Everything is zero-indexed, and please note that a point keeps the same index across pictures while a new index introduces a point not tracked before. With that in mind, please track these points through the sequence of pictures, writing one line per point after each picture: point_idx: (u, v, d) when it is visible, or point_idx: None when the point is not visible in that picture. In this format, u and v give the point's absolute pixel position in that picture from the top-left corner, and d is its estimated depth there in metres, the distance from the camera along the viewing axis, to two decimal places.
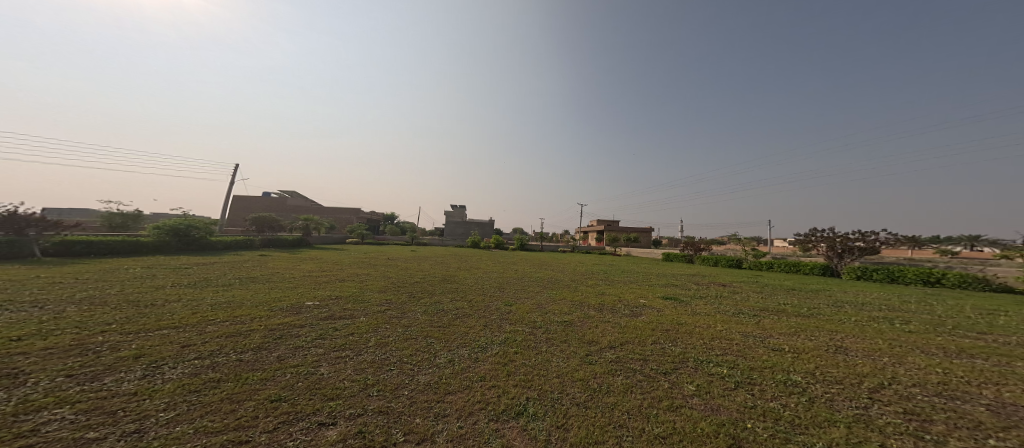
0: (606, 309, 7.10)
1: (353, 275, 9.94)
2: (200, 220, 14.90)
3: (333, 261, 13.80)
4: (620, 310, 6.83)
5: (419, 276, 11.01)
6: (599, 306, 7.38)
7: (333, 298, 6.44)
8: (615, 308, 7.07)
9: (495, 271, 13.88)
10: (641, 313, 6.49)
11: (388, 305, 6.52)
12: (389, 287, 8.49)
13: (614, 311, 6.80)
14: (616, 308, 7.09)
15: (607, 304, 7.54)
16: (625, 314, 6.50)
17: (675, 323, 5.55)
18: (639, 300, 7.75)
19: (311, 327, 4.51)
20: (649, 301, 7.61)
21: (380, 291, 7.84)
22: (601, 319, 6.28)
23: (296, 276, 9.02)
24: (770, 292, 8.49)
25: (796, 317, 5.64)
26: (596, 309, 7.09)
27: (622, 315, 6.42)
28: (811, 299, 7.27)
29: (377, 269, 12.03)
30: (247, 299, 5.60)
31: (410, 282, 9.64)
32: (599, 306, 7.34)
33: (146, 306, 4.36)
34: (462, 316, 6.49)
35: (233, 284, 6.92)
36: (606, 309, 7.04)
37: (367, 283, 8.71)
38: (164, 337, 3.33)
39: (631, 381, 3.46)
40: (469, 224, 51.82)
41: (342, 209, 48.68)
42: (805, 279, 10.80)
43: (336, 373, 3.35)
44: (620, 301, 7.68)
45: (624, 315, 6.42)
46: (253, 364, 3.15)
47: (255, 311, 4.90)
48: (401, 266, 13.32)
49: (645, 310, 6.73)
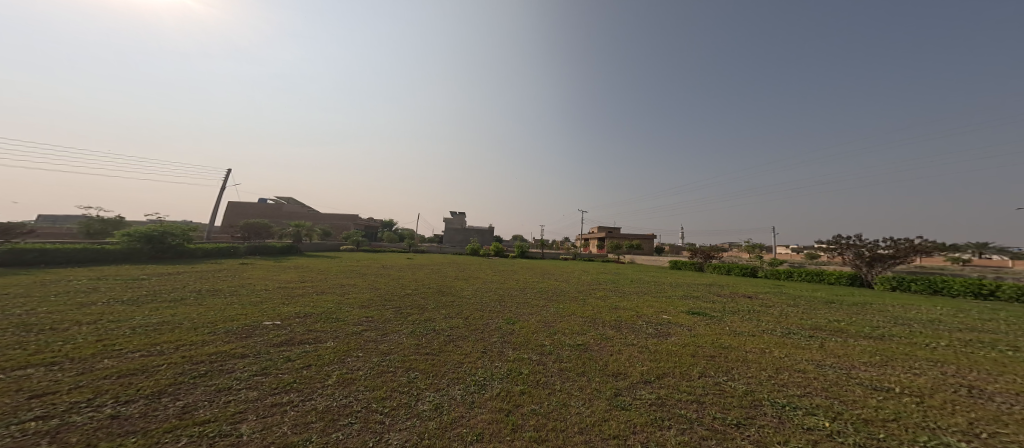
0: (625, 327, 6.04)
1: (336, 286, 8.89)
2: (178, 226, 13.91)
3: (320, 270, 12.77)
4: (642, 329, 5.78)
5: (412, 287, 9.97)
6: (617, 323, 6.32)
7: (301, 316, 5.38)
8: (636, 326, 6.01)
9: (495, 281, 12.80)
10: (669, 333, 5.44)
11: (367, 325, 5.46)
12: (374, 301, 7.43)
13: (635, 331, 5.74)
14: (637, 326, 6.03)
15: (625, 321, 6.49)
16: (650, 334, 5.44)
17: (718, 347, 4.49)
18: (661, 316, 6.71)
19: (254, 358, 3.44)
20: (673, 318, 6.57)
21: (362, 305, 6.77)
22: (622, 341, 5.24)
23: (271, 287, 7.97)
24: (808, 305, 7.44)
25: (865, 338, 4.59)
26: (614, 328, 6.04)
27: (647, 336, 5.37)
28: (863, 315, 6.22)
29: (365, 279, 10.96)
30: (190, 317, 4.56)
31: (400, 294, 8.59)
32: (616, 324, 6.30)
33: (34, 335, 3.32)
34: (456, 339, 5.43)
35: (185, 298, 5.86)
36: (625, 328, 5.98)
37: (350, 296, 7.67)
38: (8, 387, 2.29)
39: (692, 440, 2.41)
40: (468, 231, 50.93)
41: (339, 216, 47.72)
42: (836, 290, 9.76)
43: (261, 435, 2.30)
44: (640, 318, 6.63)
45: (650, 336, 5.36)
46: (129, 425, 2.10)
47: (188, 334, 3.85)
48: (393, 276, 12.29)
49: (672, 329, 5.69)
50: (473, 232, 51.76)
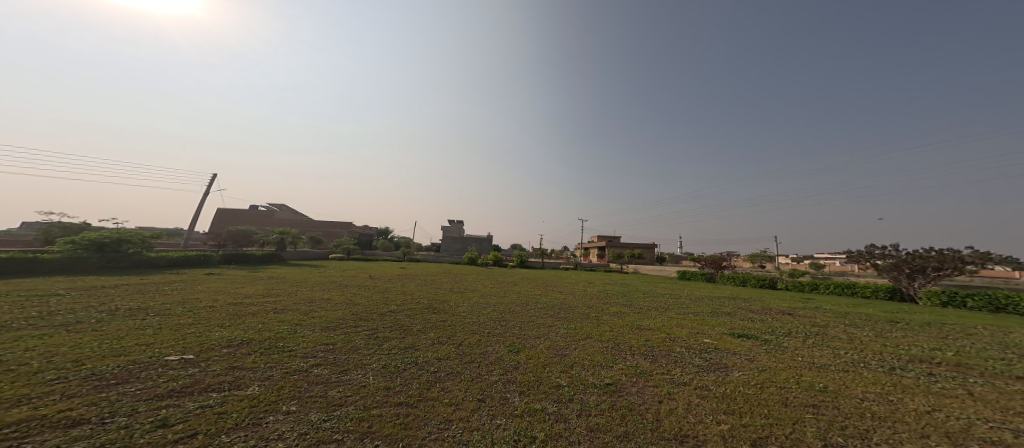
0: (662, 355, 4.69)
1: (305, 302, 7.51)
2: (136, 233, 12.75)
3: (297, 282, 11.35)
4: (686, 359, 4.43)
5: (397, 302, 8.59)
6: (649, 350, 4.97)
7: (231, 347, 3.97)
8: (675, 354, 4.67)
9: (493, 294, 11.41)
10: (725, 364, 4.11)
11: (322, 358, 4.06)
12: (344, 321, 6.04)
13: (678, 361, 4.39)
14: (677, 353, 4.69)
15: (657, 346, 5.15)
16: (699, 366, 4.11)
17: (811, 387, 3.17)
18: (701, 339, 5.38)
19: (90, 427, 2.05)
20: (718, 342, 5.25)
21: (325, 328, 5.37)
22: (665, 377, 3.90)
23: (220, 303, 6.55)
24: (870, 325, 6.14)
25: (1009, 378, 3.29)
26: (646, 356, 4.69)
27: (696, 369, 4.03)
28: (958, 341, 4.92)
29: (344, 292, 9.58)
30: (55, 352, 3.17)
31: (380, 312, 7.20)
32: (648, 350, 4.97)
33: None
34: (442, 379, 4.06)
35: (86, 320, 4.46)
36: (662, 356, 4.64)
37: (316, 315, 6.27)
38: None
39: None
40: (467, 239, 49.84)
41: (333, 224, 46.27)
42: (885, 305, 8.48)
43: None
44: (675, 342, 5.29)
45: (700, 368, 4.02)
46: None
47: (12, 380, 2.44)
48: (379, 288, 10.91)
49: (726, 358, 4.34)
50: (470, 240, 50.33)
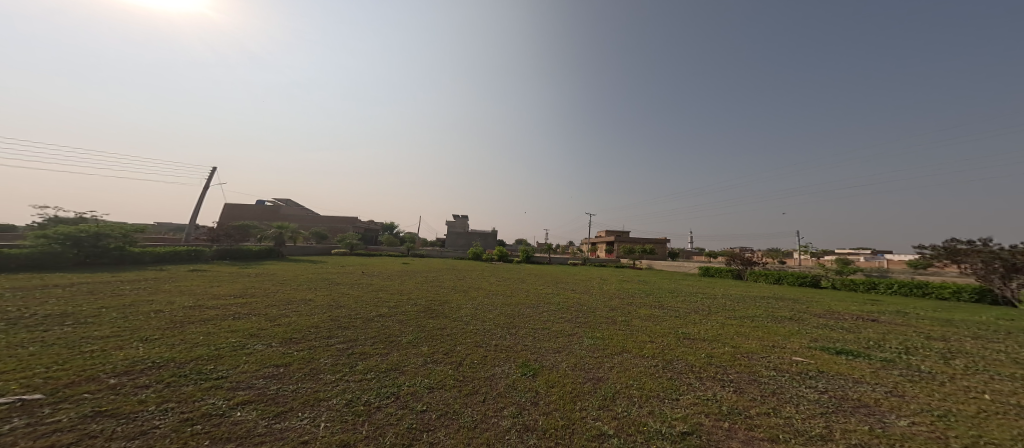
0: (745, 382, 3.28)
1: (279, 305, 6.32)
2: (120, 226, 11.86)
3: (283, 279, 10.26)
4: (789, 389, 3.00)
5: (389, 304, 7.38)
6: (720, 373, 3.56)
7: (125, 373, 2.73)
8: (765, 380, 3.25)
9: (500, 294, 10.10)
10: (860, 400, 2.68)
11: (256, 392, 2.81)
12: (315, 331, 4.84)
13: (777, 393, 2.97)
14: (766, 379, 3.27)
15: (729, 366, 3.73)
16: (820, 402, 2.69)
17: None
18: (785, 356, 3.95)
19: None
20: (813, 358, 3.80)
21: (283, 344, 4.14)
22: (775, 422, 2.51)
23: (171, 307, 5.39)
24: (1006, 338, 4.58)
25: None
26: (723, 384, 3.28)
27: (819, 408, 2.61)
28: None
29: (331, 291, 8.42)
30: None
31: (364, 317, 5.96)
32: (719, 373, 3.57)
33: None
34: (429, 429, 2.75)
35: None
36: (746, 384, 3.23)
37: (282, 325, 5.04)
38: None
39: None
40: (473, 235, 48.83)
41: (338, 219, 45.77)
42: (987, 310, 6.83)
43: None
44: (752, 360, 3.87)
45: (825, 407, 2.60)
46: None
47: None
48: (374, 287, 9.76)
49: (851, 387, 2.91)
50: (475, 235, 49.17)
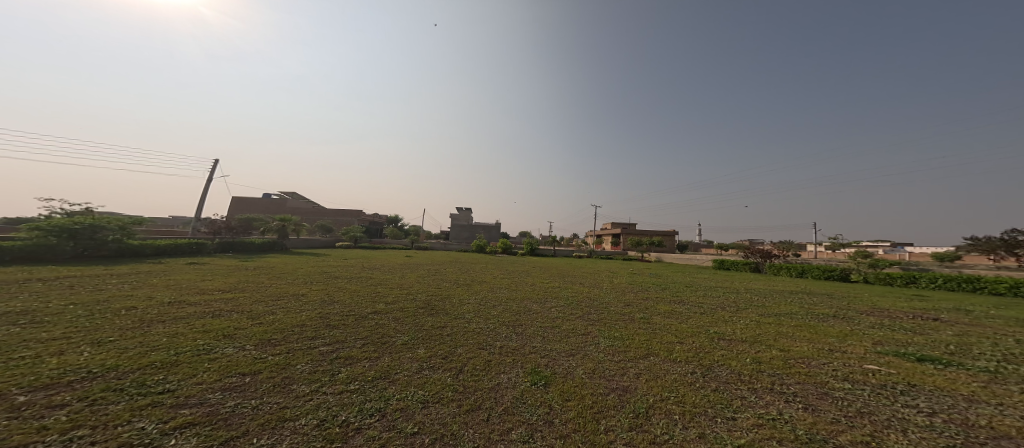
0: (814, 397, 2.65)
1: (268, 300, 5.84)
2: (117, 218, 11.51)
3: (280, 273, 9.84)
4: (880, 409, 2.34)
5: (386, 300, 6.87)
6: (778, 385, 2.93)
7: (41, 390, 2.21)
8: (841, 394, 2.62)
9: (505, 288, 9.55)
10: (988, 426, 2.02)
11: (202, 414, 2.30)
12: (299, 331, 4.32)
13: (866, 412, 2.32)
14: (843, 394, 2.63)
15: (787, 375, 3.10)
16: (933, 427, 2.04)
17: None
18: (853, 362, 3.28)
19: None
20: (891, 365, 3.12)
21: (257, 347, 3.62)
22: None
23: (147, 303, 4.91)
24: None
25: None
26: (788, 400, 2.64)
27: (936, 434, 1.96)
28: None
29: (327, 285, 7.95)
30: None
31: (358, 315, 5.45)
32: (778, 386, 2.91)
33: None
34: None
35: None
36: (818, 400, 2.57)
37: (265, 323, 4.54)
38: None
39: None
40: (478, 227, 48.38)
41: (343, 212, 45.63)
42: None
43: None
44: (812, 367, 3.23)
45: (945, 434, 1.95)
46: None
47: None
48: (373, 281, 9.27)
49: (965, 406, 2.25)
50: (480, 228, 48.70)
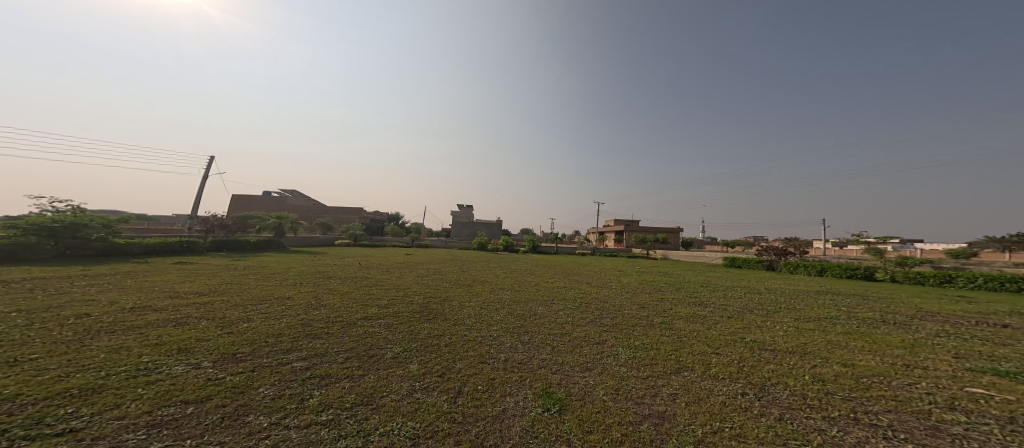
0: (923, 434, 2.04)
1: (250, 303, 5.25)
2: (103, 216, 10.90)
3: (270, 272, 9.25)
4: None
5: (381, 304, 6.31)
6: (864, 414, 2.32)
7: None
8: (960, 430, 2.02)
9: (508, 289, 8.95)
10: None
11: None
12: (274, 344, 3.60)
13: None
14: (961, 430, 2.03)
15: (869, 400, 2.55)
16: None
17: None
18: (945, 384, 2.68)
19: None
20: (996, 387, 2.53)
21: (217, 363, 2.87)
22: None
23: (106, 307, 4.30)
24: None
25: None
26: (889, 437, 2.03)
27: None
28: None
29: (317, 287, 7.35)
30: None
31: (345, 321, 4.87)
32: (865, 415, 2.30)
33: None
34: None
35: None
36: (933, 439, 1.97)
37: (240, 334, 3.75)
38: None
39: None
40: (479, 225, 47.83)
41: (343, 210, 45.10)
42: None
43: None
44: (896, 390, 2.68)
45: None
46: None
47: None
48: (368, 282, 8.71)
49: None
50: (482, 225, 48.06)
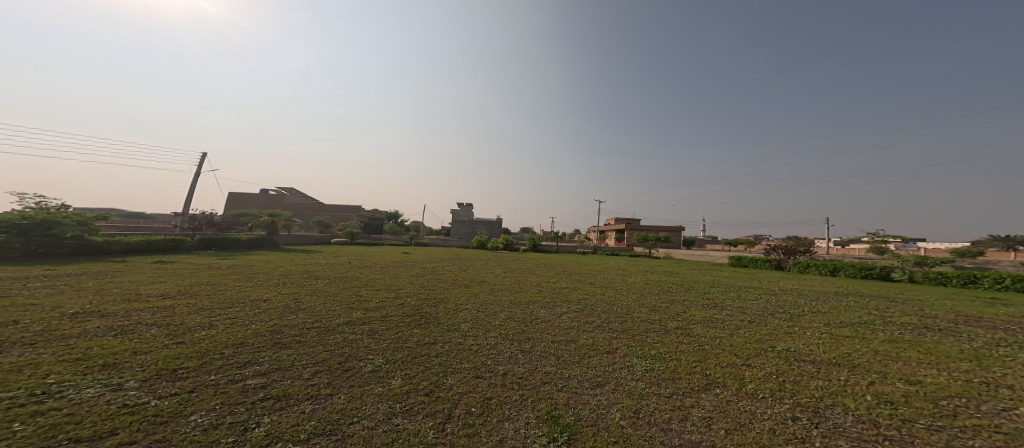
0: None
1: (220, 306, 4.70)
2: (80, 212, 10.31)
3: (255, 271, 8.71)
4: None
5: (370, 307, 5.79)
6: None
7: None
8: None
9: (507, 290, 8.42)
10: None
11: None
12: (230, 356, 3.02)
13: None
14: None
15: (964, 433, 2.05)
16: None
17: None
18: None
19: None
20: None
21: (147, 382, 2.30)
22: None
23: (50, 312, 3.75)
24: None
25: None
26: None
27: None
28: None
29: (302, 288, 6.82)
30: None
31: (324, 328, 4.35)
32: None
33: None
34: None
35: None
36: None
37: (191, 344, 3.11)
38: None
39: None
40: (479, 223, 47.30)
41: (341, 208, 44.50)
42: None
43: None
44: (994, 419, 2.20)
45: None
46: None
47: None
48: (359, 282, 8.18)
49: None
50: (481, 224, 47.42)
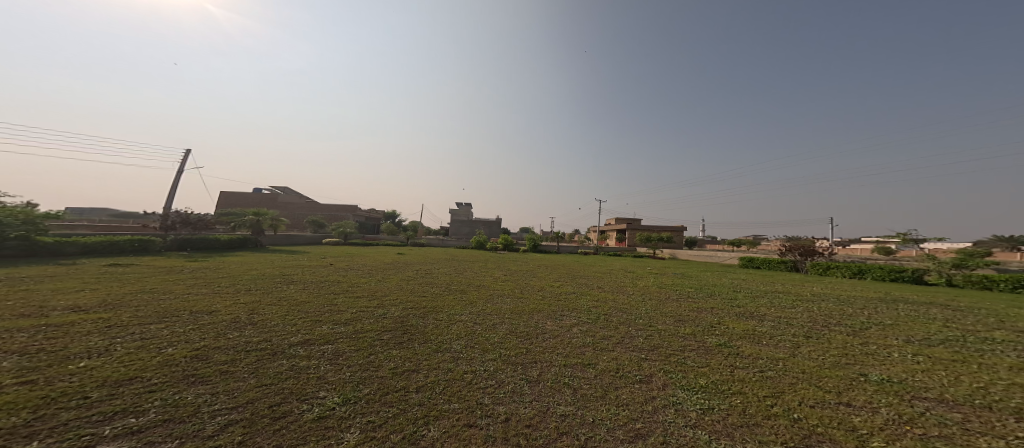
0: None
1: (140, 321, 3.66)
2: (33, 210, 9.26)
3: (220, 274, 7.66)
4: None
5: (341, 320, 4.76)
6: None
7: None
8: None
9: (508, 297, 7.40)
10: None
11: None
12: (87, 405, 2.05)
13: None
14: None
15: None
16: None
17: None
18: None
19: None
20: None
21: None
22: None
23: None
24: None
25: None
26: None
27: None
28: None
29: (267, 295, 5.79)
30: None
31: (270, 352, 3.33)
32: None
33: None
34: None
35: None
36: None
37: (44, 386, 2.20)
38: None
39: None
40: (478, 224, 46.38)
41: (336, 207, 43.47)
42: None
43: None
44: None
45: None
46: None
47: None
48: (339, 288, 7.16)
49: None
50: (480, 223, 46.33)
